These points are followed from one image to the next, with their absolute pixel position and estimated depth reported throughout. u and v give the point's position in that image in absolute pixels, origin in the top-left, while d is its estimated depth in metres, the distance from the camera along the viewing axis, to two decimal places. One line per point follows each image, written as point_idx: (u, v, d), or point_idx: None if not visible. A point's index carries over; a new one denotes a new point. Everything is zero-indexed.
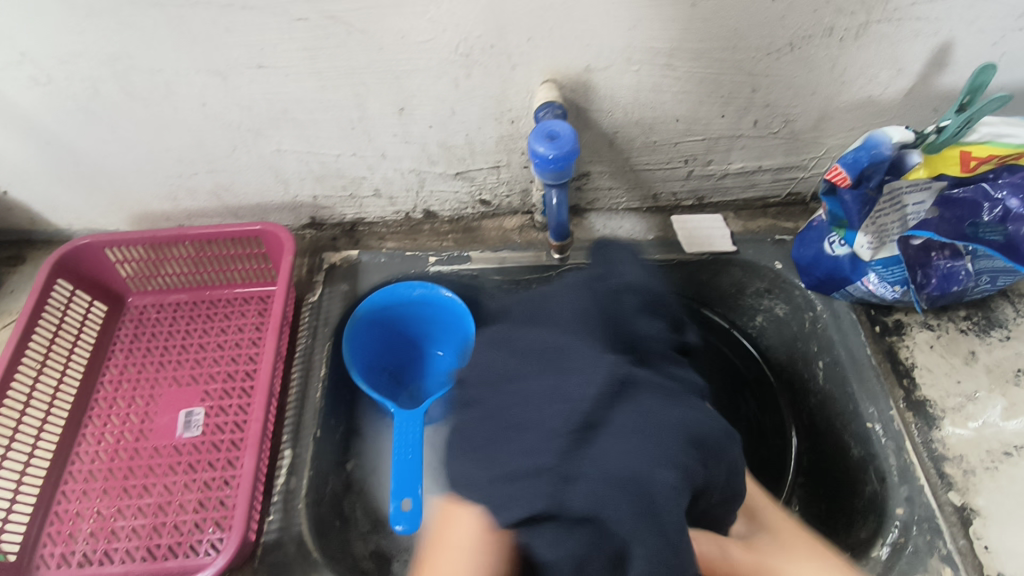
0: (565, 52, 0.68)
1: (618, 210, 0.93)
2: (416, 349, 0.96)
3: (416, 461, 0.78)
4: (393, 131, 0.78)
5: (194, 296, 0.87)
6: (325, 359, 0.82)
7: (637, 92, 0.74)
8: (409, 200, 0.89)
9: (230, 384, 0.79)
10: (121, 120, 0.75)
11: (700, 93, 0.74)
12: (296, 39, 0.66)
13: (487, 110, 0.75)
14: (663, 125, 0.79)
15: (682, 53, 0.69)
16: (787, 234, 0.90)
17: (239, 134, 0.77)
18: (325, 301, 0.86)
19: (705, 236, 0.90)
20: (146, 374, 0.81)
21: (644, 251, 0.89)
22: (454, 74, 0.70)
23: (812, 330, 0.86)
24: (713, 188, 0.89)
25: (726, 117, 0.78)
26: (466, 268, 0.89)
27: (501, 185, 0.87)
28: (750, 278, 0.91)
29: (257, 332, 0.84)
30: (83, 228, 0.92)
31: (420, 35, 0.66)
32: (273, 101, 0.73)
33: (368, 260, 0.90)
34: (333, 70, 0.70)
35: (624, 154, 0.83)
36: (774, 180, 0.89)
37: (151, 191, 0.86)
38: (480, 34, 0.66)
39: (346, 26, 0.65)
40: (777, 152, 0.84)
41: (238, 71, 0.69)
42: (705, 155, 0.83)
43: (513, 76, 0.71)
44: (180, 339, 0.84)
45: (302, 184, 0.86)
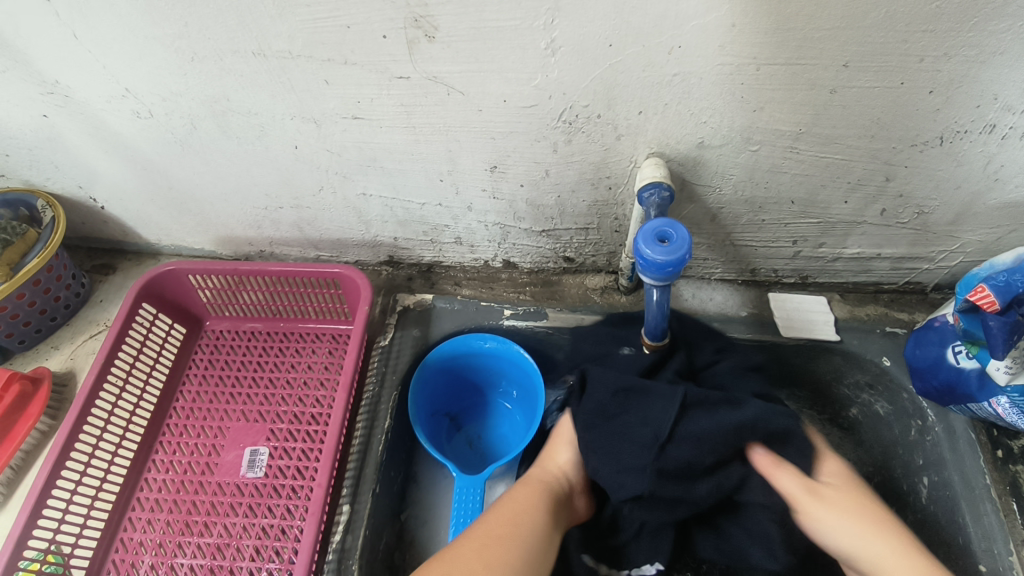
0: (678, 127, 0.62)
1: (710, 280, 0.87)
2: (481, 395, 0.93)
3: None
4: (483, 186, 0.74)
5: (268, 326, 0.87)
6: (391, 410, 0.80)
7: (752, 171, 0.67)
8: (490, 250, 0.86)
9: (296, 425, 0.79)
10: (216, 155, 0.75)
11: (824, 176, 0.66)
12: (394, 95, 0.63)
13: (583, 175, 0.70)
14: (775, 206, 0.71)
15: (811, 136, 0.62)
16: (900, 326, 0.81)
17: (327, 177, 0.76)
18: (396, 346, 0.84)
19: (805, 320, 0.82)
20: (217, 403, 0.81)
21: (734, 328, 0.82)
22: (554, 139, 0.66)
23: (920, 441, 0.77)
24: (820, 269, 0.82)
25: (849, 204, 0.70)
26: (542, 325, 0.85)
27: (587, 245, 0.82)
28: (851, 369, 0.82)
29: (326, 372, 0.83)
30: (170, 243, 0.94)
31: (522, 100, 0.62)
32: (363, 149, 0.71)
33: (442, 305, 0.87)
34: (427, 126, 0.66)
35: (727, 229, 0.76)
36: (892, 269, 0.80)
37: (237, 219, 0.86)
38: (587, 104, 0.61)
39: (447, 87, 0.61)
40: (901, 242, 0.75)
41: (333, 120, 0.67)
42: (818, 237, 0.76)
43: (616, 145, 0.65)
44: (252, 371, 0.84)
45: (384, 227, 0.84)
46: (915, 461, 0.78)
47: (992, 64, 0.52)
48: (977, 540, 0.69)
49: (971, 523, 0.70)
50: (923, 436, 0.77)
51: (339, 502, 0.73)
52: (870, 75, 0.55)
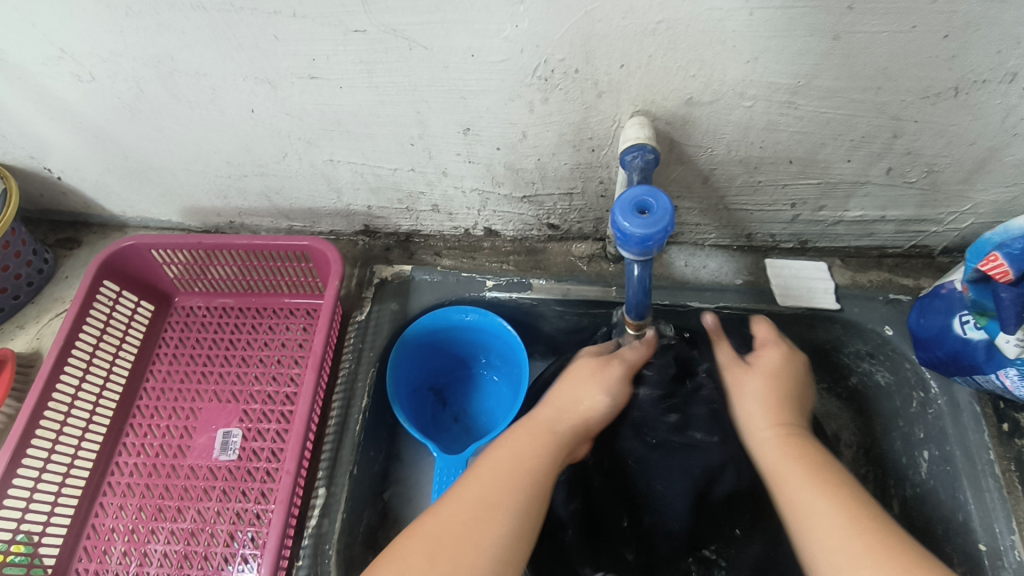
0: (665, 81, 0.57)
1: (703, 246, 0.82)
2: (466, 368, 0.89)
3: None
4: (457, 150, 0.69)
5: (240, 302, 0.83)
6: (368, 388, 0.76)
7: (746, 129, 0.61)
8: (469, 218, 0.81)
9: (269, 406, 0.76)
10: (169, 121, 0.69)
11: (825, 133, 0.61)
12: (351, 51, 0.57)
13: (563, 136, 0.65)
14: (772, 166, 0.66)
15: (810, 90, 0.56)
16: (904, 293, 0.77)
17: (290, 143, 0.71)
18: (373, 321, 0.80)
19: (802, 288, 0.78)
20: (188, 383, 0.78)
21: (727, 297, 0.78)
22: (530, 98, 0.60)
23: (921, 414, 0.74)
24: (820, 234, 0.76)
25: (852, 163, 0.64)
26: (525, 297, 0.80)
27: (572, 211, 0.77)
28: (851, 339, 0.78)
29: (301, 349, 0.79)
30: (136, 216, 0.89)
31: (492, 54, 0.56)
32: (325, 111, 0.65)
33: (421, 277, 0.83)
34: (390, 85, 0.61)
35: (720, 192, 0.71)
36: (897, 232, 0.75)
37: (202, 189, 0.81)
38: (563, 58, 0.55)
39: (408, 41, 0.55)
40: (908, 204, 0.70)
41: (288, 80, 0.62)
42: (818, 200, 0.70)
43: (598, 103, 0.60)
44: (224, 349, 0.80)
45: (356, 195, 0.79)
46: (914, 433, 0.75)
47: (1015, 3, 0.46)
48: (976, 517, 0.67)
49: (972, 500, 0.67)
50: (924, 408, 0.73)
51: (314, 486, 0.70)
52: (878, 18, 0.49)
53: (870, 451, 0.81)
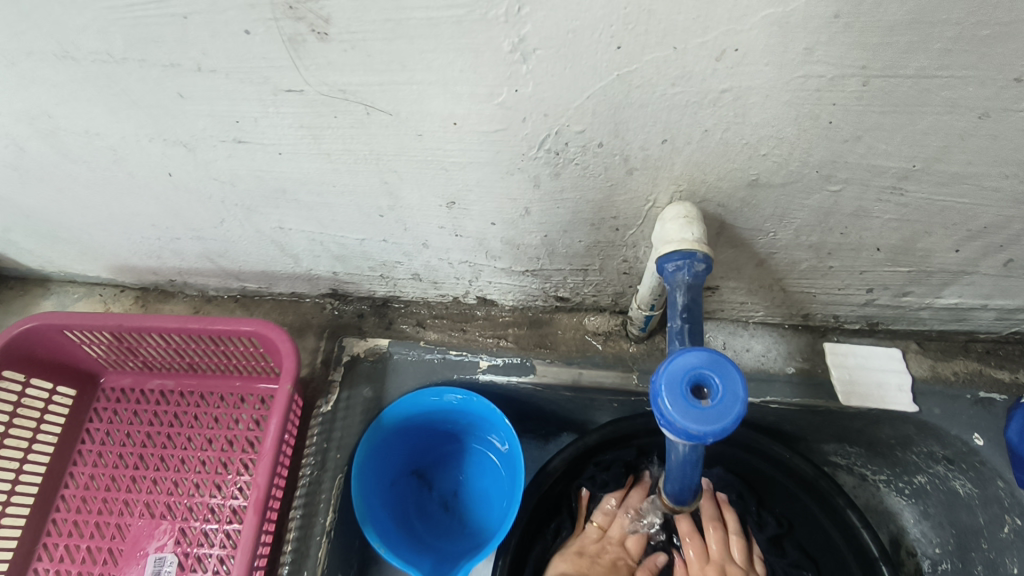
0: (723, 161, 0.41)
1: (747, 322, 0.66)
2: (454, 451, 0.74)
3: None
4: (439, 223, 0.53)
5: (180, 385, 0.68)
6: (334, 502, 0.62)
7: (827, 214, 0.45)
8: (459, 287, 0.66)
9: (212, 525, 0.62)
10: (68, 183, 0.54)
11: (934, 221, 0.45)
12: (287, 114, 0.41)
13: (578, 215, 0.49)
14: (852, 252, 0.50)
15: (927, 175, 0.40)
16: (998, 390, 0.62)
17: (225, 209, 0.55)
18: (342, 412, 0.66)
19: (870, 381, 0.63)
20: (115, 491, 0.64)
21: (777, 390, 0.63)
22: (534, 173, 0.44)
23: (1015, 543, 0.60)
24: (897, 317, 0.61)
25: (960, 252, 0.49)
26: (528, 382, 0.66)
27: (586, 285, 0.62)
28: (925, 440, 0.63)
29: (252, 448, 0.65)
30: (58, 271, 0.74)
31: (482, 123, 0.40)
32: (264, 179, 0.50)
33: (400, 354, 0.68)
34: (345, 154, 0.45)
35: (777, 275, 0.55)
36: (996, 319, 0.59)
37: (128, 249, 0.66)
38: (581, 130, 0.39)
39: (363, 105, 0.39)
40: (1021, 293, 0.54)
41: (209, 144, 0.46)
42: (904, 286, 0.55)
43: (626, 181, 0.44)
44: (159, 447, 0.66)
45: (317, 262, 0.64)
46: (1005, 566, 0.61)
47: None
48: None
49: None
50: (1022, 538, 0.59)
51: None
52: None
53: (937, 564, 0.68)
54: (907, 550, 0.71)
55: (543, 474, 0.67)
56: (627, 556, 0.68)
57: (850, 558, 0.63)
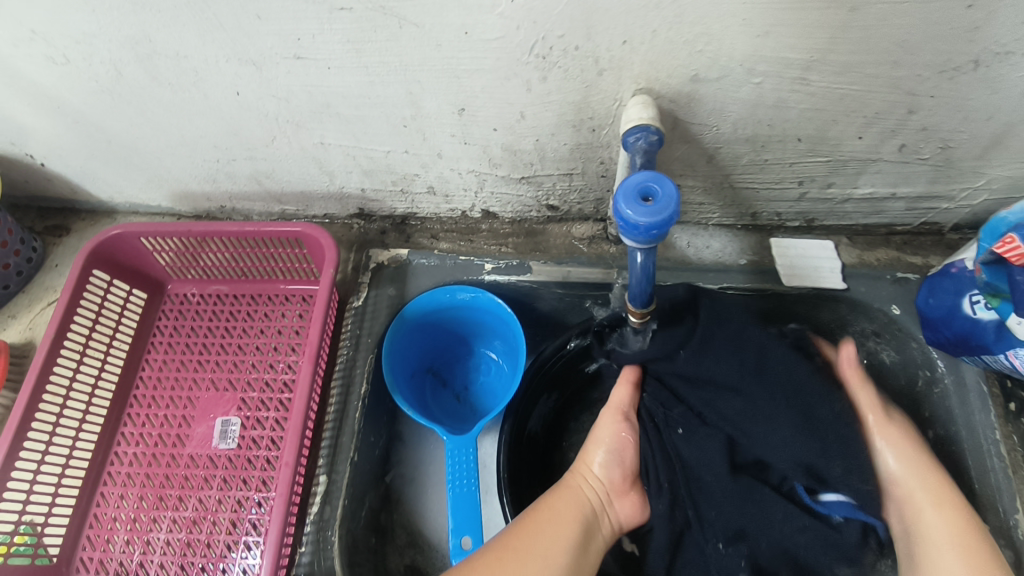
0: (670, 58, 0.54)
1: (707, 225, 0.79)
2: (464, 348, 0.88)
3: (476, 494, 0.72)
4: (451, 131, 0.66)
5: (234, 289, 0.82)
6: (367, 374, 0.76)
7: (755, 106, 0.58)
8: (467, 199, 0.79)
9: (267, 394, 0.75)
10: (152, 106, 0.67)
11: (837, 109, 0.58)
12: (339, 30, 0.54)
13: (563, 117, 0.62)
14: (780, 144, 0.63)
15: (823, 65, 0.53)
16: (912, 271, 0.75)
17: (278, 126, 0.68)
18: (371, 306, 0.79)
19: (808, 268, 0.76)
20: (185, 372, 0.77)
21: (732, 278, 0.76)
22: (527, 77, 0.57)
23: (926, 394, 0.72)
24: (828, 212, 0.74)
25: (863, 140, 0.62)
26: (525, 280, 0.79)
27: (572, 191, 0.75)
28: (856, 318, 0.76)
29: (297, 336, 0.78)
30: (124, 201, 0.87)
31: (487, 31, 0.53)
32: (313, 93, 0.63)
33: (418, 261, 0.82)
34: (380, 65, 0.58)
35: (725, 171, 0.68)
36: (908, 209, 0.72)
37: (189, 173, 0.79)
38: (562, 34, 0.52)
39: (398, 19, 0.52)
40: (920, 180, 0.67)
41: (273, 61, 0.59)
42: (827, 177, 0.68)
43: (598, 81, 0.57)
44: (219, 337, 0.79)
45: (349, 178, 0.76)
46: (920, 413, 0.73)
47: None
48: (981, 497, 0.66)
49: (976, 480, 0.67)
50: (931, 386, 0.72)
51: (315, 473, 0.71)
52: None
53: None
54: None
55: (537, 362, 0.77)
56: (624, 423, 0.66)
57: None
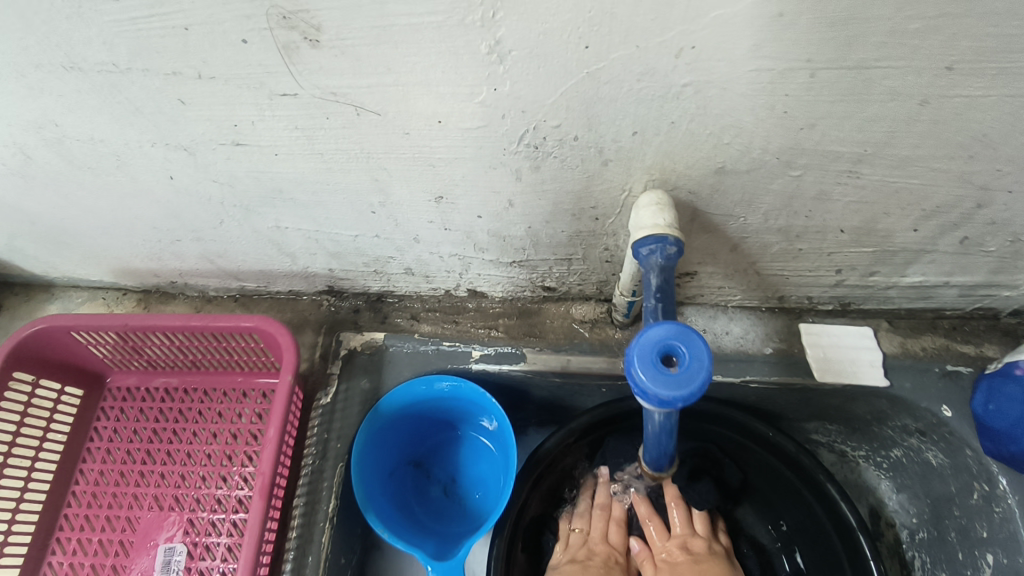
0: (690, 150, 0.44)
1: (726, 306, 0.69)
2: (450, 438, 0.77)
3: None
4: (429, 218, 0.56)
5: (184, 383, 0.71)
6: (335, 488, 0.65)
7: (792, 199, 0.48)
8: (450, 280, 0.69)
9: (219, 515, 0.64)
10: (73, 189, 0.56)
11: (891, 203, 0.48)
12: (282, 116, 0.44)
13: (560, 206, 0.52)
14: (818, 235, 0.53)
15: (880, 159, 0.43)
16: (965, 364, 0.65)
17: (224, 209, 0.58)
18: (340, 403, 0.69)
19: (843, 360, 0.66)
20: (125, 485, 0.67)
21: (755, 369, 0.66)
22: (516, 167, 0.47)
23: (983, 509, 0.63)
24: (867, 297, 0.64)
25: (919, 232, 0.52)
26: (518, 370, 0.69)
27: (571, 275, 0.65)
28: (898, 414, 0.66)
29: (255, 441, 0.68)
30: (63, 276, 0.76)
31: (464, 120, 0.43)
32: (261, 179, 0.52)
33: (396, 346, 0.71)
34: (337, 153, 0.48)
35: (750, 259, 0.58)
36: (961, 296, 0.62)
37: (130, 251, 0.68)
38: (557, 124, 0.42)
39: (353, 106, 0.42)
40: (980, 269, 0.57)
41: (208, 147, 0.48)
42: (870, 266, 0.58)
43: (603, 172, 0.47)
44: (165, 442, 0.68)
45: (314, 259, 0.66)
46: (976, 530, 0.64)
47: None
48: None
49: None
50: (988, 503, 0.62)
51: None
52: (987, 80, 0.36)
53: (915, 533, 0.71)
54: (886, 521, 0.74)
55: (535, 457, 0.70)
56: (614, 551, 0.69)
57: (830, 529, 0.68)
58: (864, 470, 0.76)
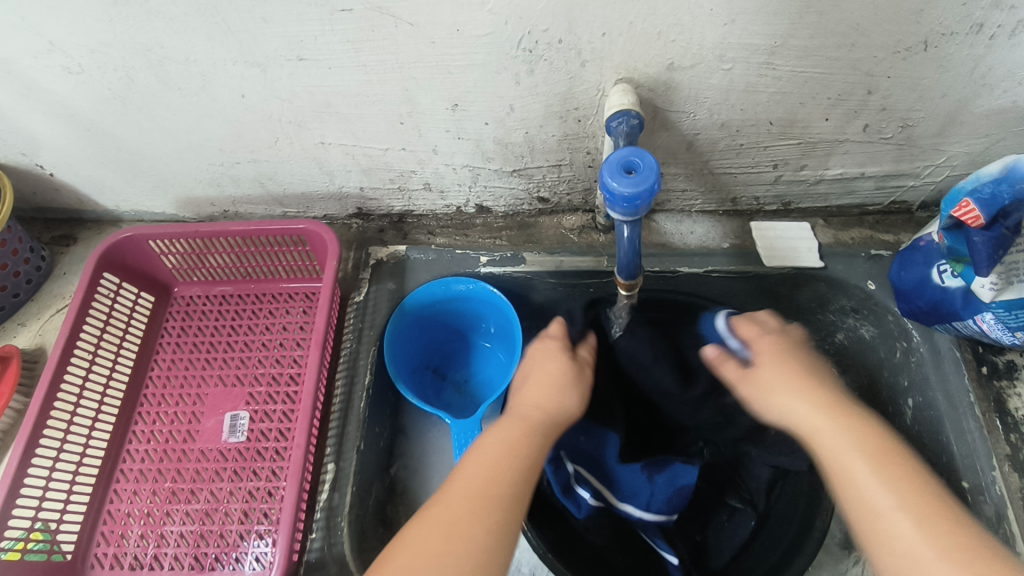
0: (646, 48, 0.58)
1: (691, 212, 0.84)
2: (462, 340, 0.90)
3: None
4: (446, 127, 0.70)
5: (239, 290, 0.84)
6: (371, 366, 0.79)
7: (727, 91, 0.63)
8: (461, 195, 0.83)
9: (275, 388, 0.77)
10: (161, 111, 0.70)
11: (803, 93, 0.63)
12: (339, 31, 0.58)
13: (550, 108, 0.66)
14: (753, 128, 0.68)
15: (787, 50, 0.58)
16: (885, 249, 0.80)
17: (280, 127, 0.72)
18: (372, 301, 0.83)
19: (786, 249, 0.81)
20: (193, 370, 0.80)
21: (716, 261, 0.81)
22: (516, 70, 0.62)
23: (904, 364, 0.75)
24: (802, 194, 0.79)
25: (830, 121, 0.66)
26: (520, 271, 0.83)
27: (561, 182, 0.79)
28: (835, 295, 0.79)
29: (302, 333, 0.80)
30: (130, 209, 0.90)
31: (477, 27, 0.57)
32: (315, 93, 0.66)
33: (416, 256, 0.85)
34: (378, 64, 0.62)
35: (704, 156, 0.73)
36: (877, 188, 0.77)
37: (193, 177, 0.82)
38: (547, 28, 0.57)
39: (394, 19, 0.57)
40: (886, 159, 0.72)
41: (278, 63, 0.63)
42: (799, 160, 0.72)
43: (582, 72, 0.61)
44: (226, 336, 0.81)
45: (349, 177, 0.80)
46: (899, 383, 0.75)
47: None
48: (958, 458, 0.70)
49: (954, 441, 0.70)
50: (908, 357, 0.75)
51: (323, 462, 0.73)
52: None
53: None
54: None
55: (528, 349, 0.79)
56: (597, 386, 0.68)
57: None
58: None
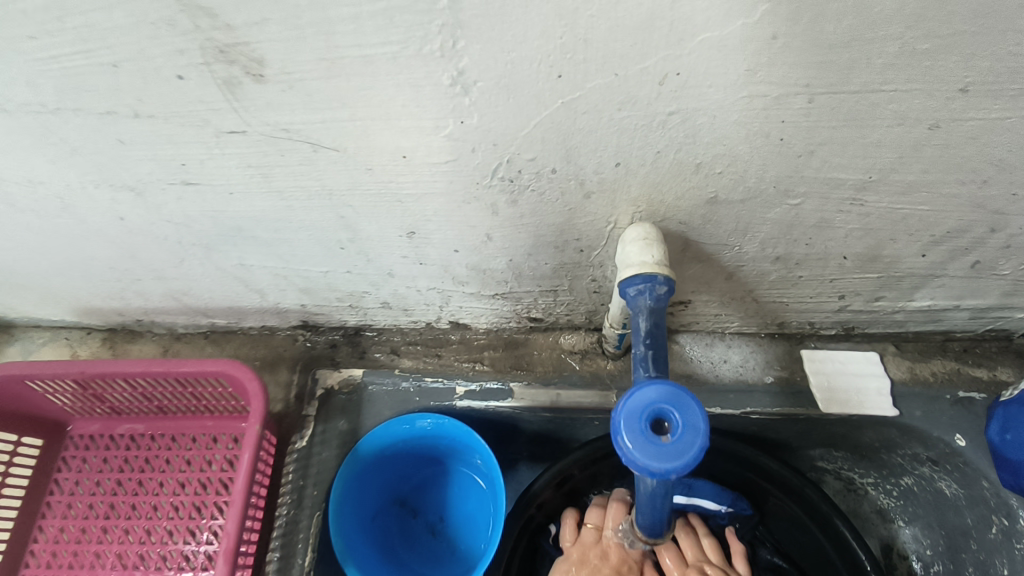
0: (678, 181, 0.40)
1: (724, 333, 0.65)
2: (427, 473, 0.72)
3: None
4: (402, 253, 0.52)
5: (150, 428, 0.67)
6: (312, 541, 0.61)
7: (790, 227, 0.45)
8: (430, 313, 0.65)
9: (188, 572, 0.60)
10: (19, 232, 0.52)
11: (897, 229, 0.44)
12: (233, 154, 0.40)
13: (541, 239, 0.48)
14: (819, 262, 0.50)
15: (886, 185, 0.39)
16: (978, 388, 0.62)
17: (183, 249, 0.54)
18: (316, 448, 0.64)
19: (849, 388, 0.62)
20: (87, 542, 0.62)
21: (756, 400, 0.62)
22: (492, 201, 0.44)
23: (1003, 543, 0.59)
24: (871, 321, 0.60)
25: (927, 257, 0.48)
26: (506, 406, 0.64)
27: (558, 305, 0.61)
28: (909, 442, 0.62)
29: (226, 492, 0.63)
30: (21, 317, 0.72)
31: (431, 154, 0.39)
32: (219, 218, 0.48)
33: (374, 385, 0.67)
34: (297, 190, 0.44)
35: (748, 286, 0.55)
36: (970, 319, 0.59)
37: (88, 291, 0.64)
38: (534, 158, 0.39)
39: (308, 143, 0.38)
40: (991, 292, 0.54)
41: (157, 187, 0.45)
42: (875, 291, 0.54)
43: (585, 204, 0.43)
44: (131, 494, 0.64)
45: (284, 296, 0.62)
46: (995, 565, 0.60)
47: None
48: None
49: None
50: (1010, 538, 0.58)
51: None
52: (1005, 101, 0.32)
53: (929, 565, 0.67)
54: (898, 554, 0.69)
55: (526, 497, 0.66)
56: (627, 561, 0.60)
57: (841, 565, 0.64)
58: (872, 499, 0.70)
